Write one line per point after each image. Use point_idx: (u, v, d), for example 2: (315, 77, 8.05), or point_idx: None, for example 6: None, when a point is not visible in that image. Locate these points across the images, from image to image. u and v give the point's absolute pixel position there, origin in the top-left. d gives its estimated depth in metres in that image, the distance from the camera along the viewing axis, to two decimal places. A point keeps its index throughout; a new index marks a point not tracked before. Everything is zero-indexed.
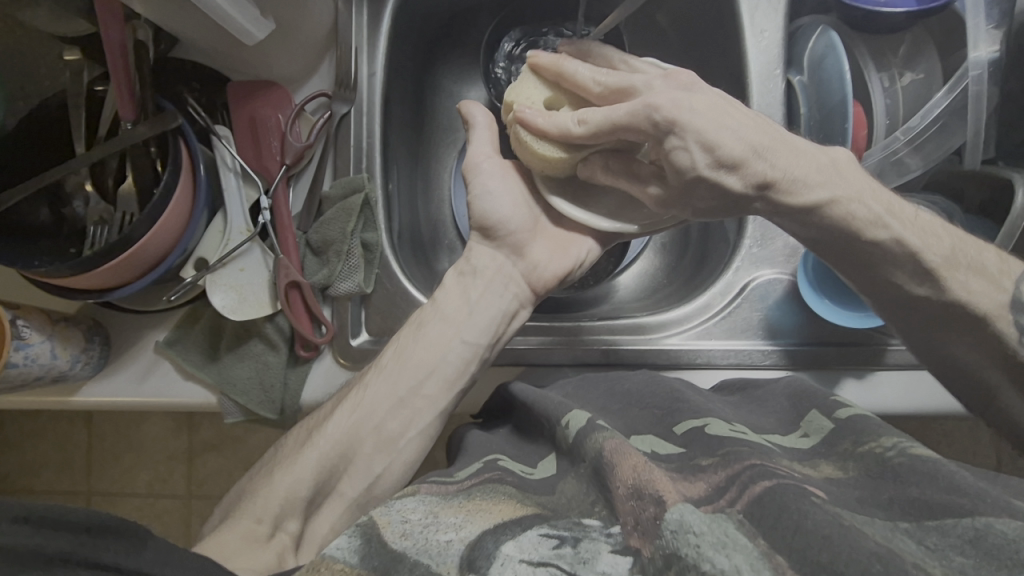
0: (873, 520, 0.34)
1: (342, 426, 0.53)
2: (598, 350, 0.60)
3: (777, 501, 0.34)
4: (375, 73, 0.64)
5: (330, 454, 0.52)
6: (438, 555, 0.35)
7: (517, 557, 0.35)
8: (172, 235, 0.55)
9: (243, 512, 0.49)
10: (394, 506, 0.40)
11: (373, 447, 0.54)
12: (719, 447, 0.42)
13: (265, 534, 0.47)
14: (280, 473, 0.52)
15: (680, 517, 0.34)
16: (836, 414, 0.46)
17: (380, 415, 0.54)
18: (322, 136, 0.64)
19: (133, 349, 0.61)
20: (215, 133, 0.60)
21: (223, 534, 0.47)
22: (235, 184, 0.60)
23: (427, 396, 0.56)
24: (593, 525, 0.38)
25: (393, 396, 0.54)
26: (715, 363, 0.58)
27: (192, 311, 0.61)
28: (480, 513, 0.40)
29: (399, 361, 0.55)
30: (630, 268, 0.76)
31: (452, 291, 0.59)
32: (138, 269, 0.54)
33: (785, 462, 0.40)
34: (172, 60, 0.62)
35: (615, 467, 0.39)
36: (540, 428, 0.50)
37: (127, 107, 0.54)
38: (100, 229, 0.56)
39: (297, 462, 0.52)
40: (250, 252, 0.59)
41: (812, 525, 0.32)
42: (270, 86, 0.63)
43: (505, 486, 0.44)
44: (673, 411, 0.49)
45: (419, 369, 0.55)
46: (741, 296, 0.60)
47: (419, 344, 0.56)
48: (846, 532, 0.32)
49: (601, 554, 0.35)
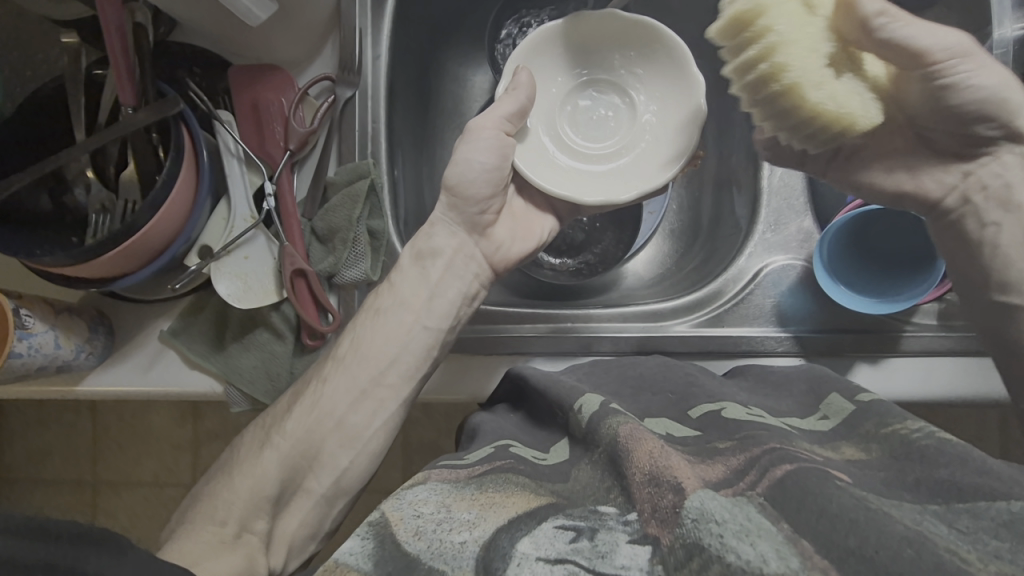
0: (901, 503, 0.34)
1: (301, 423, 0.56)
2: (609, 337, 0.59)
3: (799, 487, 0.34)
4: (381, 57, 0.63)
5: (291, 454, 0.56)
6: (454, 560, 0.35)
7: (533, 555, 0.34)
8: (175, 222, 0.54)
9: (209, 516, 0.54)
10: (405, 498, 0.40)
11: (337, 441, 0.56)
12: (737, 431, 0.42)
13: (231, 536, 0.53)
14: (240, 477, 0.56)
15: (700, 505, 0.34)
16: (858, 397, 0.45)
17: (341, 409, 0.56)
18: (326, 121, 0.63)
19: (138, 338, 0.61)
20: (217, 118, 0.59)
21: (191, 539, 0.53)
22: (238, 169, 0.59)
23: (391, 385, 0.57)
24: (610, 513, 0.38)
25: (353, 389, 0.56)
26: (727, 350, 0.57)
27: (196, 300, 0.61)
28: (494, 508, 0.39)
29: (356, 352, 0.56)
30: (638, 255, 0.75)
31: (408, 278, 0.58)
32: (140, 258, 0.53)
33: (805, 445, 0.40)
34: (173, 44, 0.61)
35: (630, 453, 0.39)
36: (552, 414, 0.50)
37: (127, 93, 0.53)
38: (102, 217, 0.55)
39: (256, 467, 0.56)
40: (254, 240, 0.59)
41: (838, 509, 0.32)
42: (274, 70, 0.61)
43: (518, 475, 0.43)
44: (687, 396, 0.49)
45: (378, 361, 0.57)
46: (753, 282, 0.59)
47: (378, 335, 0.57)
48: (872, 517, 0.31)
49: (619, 545, 0.35)
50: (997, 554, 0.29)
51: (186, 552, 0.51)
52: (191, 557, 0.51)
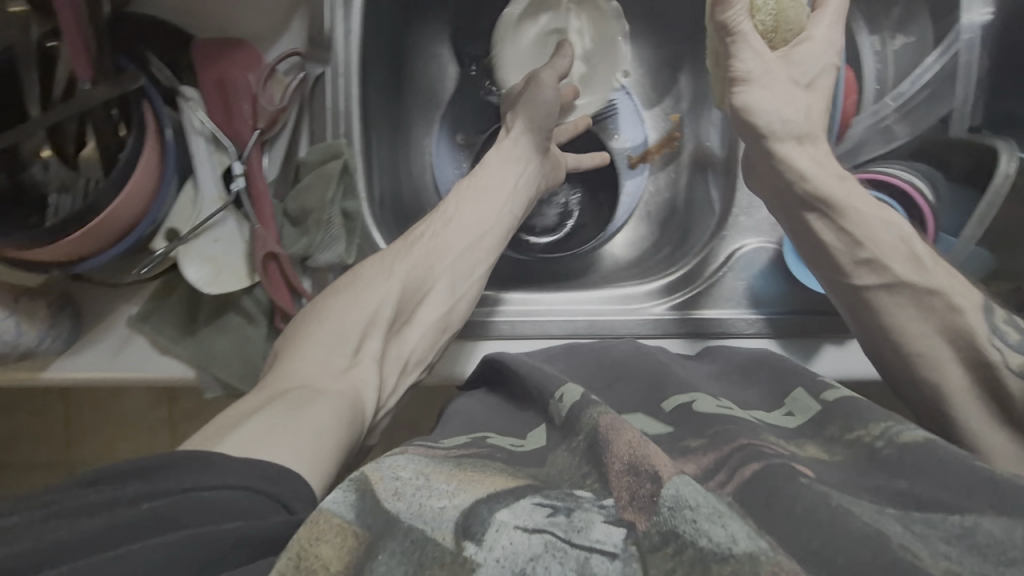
0: (860, 501, 0.35)
1: (406, 273, 0.59)
2: (584, 320, 0.59)
3: (767, 484, 0.35)
4: (352, 31, 0.61)
5: (404, 290, 0.59)
6: (433, 521, 0.35)
7: (512, 522, 0.35)
8: (139, 203, 0.52)
9: (303, 373, 0.51)
10: (385, 463, 0.40)
11: (444, 291, 0.60)
12: (709, 429, 0.43)
13: (345, 365, 0.53)
14: (349, 296, 0.56)
15: (675, 493, 0.34)
16: (823, 396, 0.46)
17: (449, 259, 0.61)
18: (296, 99, 0.61)
19: (105, 323, 0.59)
20: (181, 95, 0.56)
21: (304, 355, 0.53)
22: (205, 149, 0.57)
23: (483, 251, 0.63)
24: (585, 496, 0.38)
25: (461, 245, 0.62)
26: (699, 331, 0.59)
27: (165, 284, 0.59)
28: (472, 483, 0.39)
29: (450, 223, 0.62)
30: (614, 238, 0.75)
31: (496, 166, 0.65)
32: (104, 240, 0.52)
33: (772, 440, 0.41)
34: (133, 15, 0.58)
35: (610, 443, 0.39)
36: (529, 398, 0.51)
37: (82, 66, 0.50)
38: (63, 197, 0.52)
39: (366, 297, 0.56)
40: (224, 222, 0.57)
41: (802, 511, 0.33)
42: (241, 45, 0.59)
43: (495, 462, 0.44)
44: (660, 386, 0.50)
45: (473, 228, 0.63)
46: (726, 265, 0.60)
47: (467, 208, 0.63)
48: (833, 515, 0.33)
49: (594, 522, 0.35)
50: (948, 556, 0.31)
51: (292, 403, 0.47)
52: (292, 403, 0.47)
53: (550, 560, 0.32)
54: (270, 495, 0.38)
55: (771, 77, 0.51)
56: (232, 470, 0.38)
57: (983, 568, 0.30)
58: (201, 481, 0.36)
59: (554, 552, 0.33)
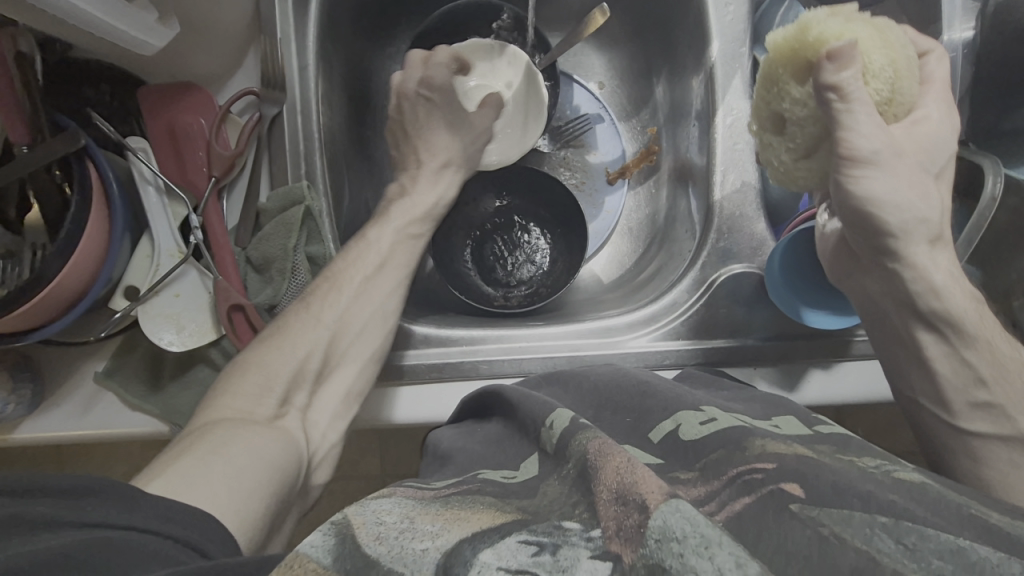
0: (851, 516, 0.30)
1: (333, 297, 0.53)
2: (563, 355, 0.58)
3: (755, 524, 0.31)
4: (308, 66, 0.58)
5: (336, 315, 0.53)
6: (414, 563, 0.31)
7: (494, 564, 0.31)
8: (90, 267, 0.50)
9: (224, 426, 0.45)
10: (369, 507, 0.36)
11: (375, 330, 0.54)
12: (698, 459, 0.39)
13: (269, 416, 0.47)
14: (277, 344, 0.50)
15: (662, 523, 0.30)
16: (815, 426, 0.42)
17: (374, 274, 0.55)
18: (253, 140, 0.58)
19: (71, 383, 0.57)
20: (128, 148, 0.54)
21: (229, 403, 0.46)
22: (157, 201, 0.55)
23: (401, 262, 0.57)
24: (573, 528, 0.34)
25: (388, 261, 0.56)
26: (682, 363, 0.57)
27: (127, 340, 0.57)
28: (458, 522, 0.36)
29: (377, 229, 0.57)
30: (596, 259, 0.74)
31: (423, 185, 0.61)
32: (55, 308, 0.49)
33: (759, 443, 0.38)
34: (75, 61, 0.55)
35: (600, 471, 0.37)
36: (523, 427, 0.48)
37: (20, 132, 0.48)
38: (8, 264, 0.50)
39: (297, 330, 0.51)
40: (185, 276, 0.55)
41: (793, 546, 0.29)
42: (190, 88, 0.57)
43: (485, 496, 0.41)
44: (646, 416, 0.46)
45: (396, 240, 0.57)
46: (708, 292, 0.58)
47: (388, 227, 0.58)
48: (826, 549, 0.29)
49: (580, 560, 0.31)
50: None
51: (203, 467, 0.40)
52: (213, 469, 0.41)
53: None
54: (180, 538, 0.33)
55: (895, 153, 0.42)
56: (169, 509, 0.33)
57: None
58: (149, 520, 0.32)
59: None
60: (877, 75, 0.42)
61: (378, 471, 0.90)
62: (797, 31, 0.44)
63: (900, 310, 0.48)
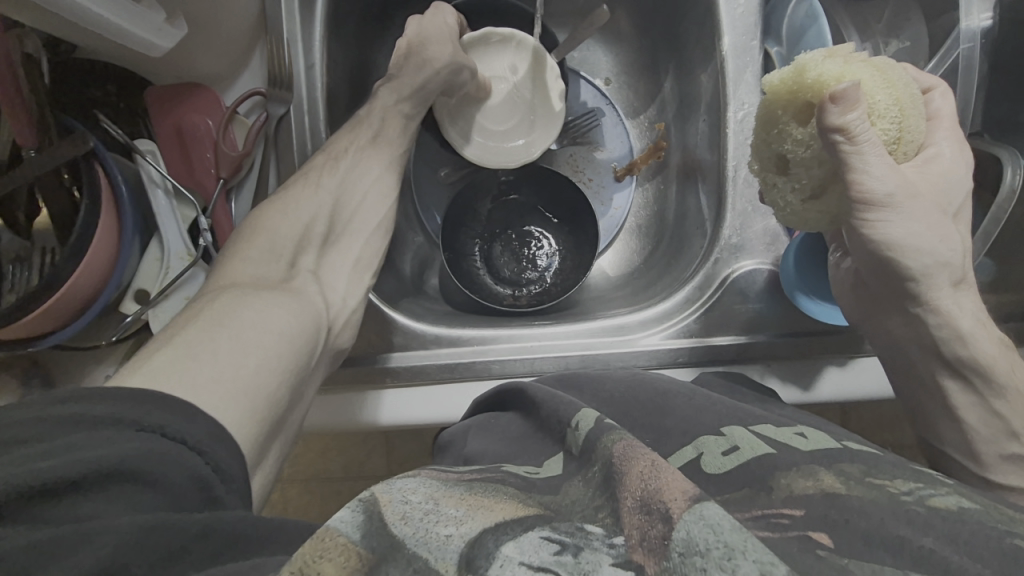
0: (882, 565, 0.29)
1: (334, 174, 0.54)
2: (575, 353, 0.57)
3: (779, 543, 0.30)
4: (314, 65, 0.57)
5: (335, 189, 0.54)
6: (438, 549, 0.29)
7: (517, 559, 0.29)
8: (101, 270, 0.50)
9: (235, 289, 0.45)
10: (394, 486, 0.35)
11: (371, 205, 0.56)
12: (722, 488, 0.37)
13: (281, 278, 0.48)
14: (281, 207, 0.51)
15: (686, 536, 0.30)
16: (843, 441, 0.40)
17: (366, 158, 0.57)
18: (260, 141, 0.58)
19: (80, 388, 0.57)
20: (136, 150, 0.54)
21: (239, 269, 0.47)
22: (165, 203, 0.54)
23: (390, 145, 0.59)
24: (595, 532, 0.34)
25: (375, 143, 0.58)
26: (694, 360, 0.57)
27: (138, 345, 0.56)
28: (480, 510, 0.35)
29: (361, 124, 0.58)
30: (605, 255, 0.73)
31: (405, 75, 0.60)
32: (66, 313, 0.49)
33: (785, 482, 0.36)
34: (79, 61, 0.55)
35: (625, 473, 0.36)
36: (548, 427, 0.47)
37: (26, 134, 0.48)
38: (19, 268, 0.50)
39: (301, 202, 0.52)
40: (194, 278, 0.55)
41: (817, 564, 0.28)
42: (198, 90, 0.56)
43: (506, 487, 0.40)
44: (661, 430, 0.45)
45: (382, 120, 0.59)
46: (721, 288, 0.57)
47: (378, 112, 0.59)
48: (852, 569, 0.28)
49: (602, 566, 0.30)
50: None
51: (223, 322, 0.41)
52: (236, 321, 0.41)
53: None
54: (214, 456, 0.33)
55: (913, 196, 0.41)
56: (216, 428, 0.34)
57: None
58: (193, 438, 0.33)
59: None
60: (882, 117, 0.41)
61: (387, 469, 0.90)
62: (793, 73, 0.44)
63: (923, 353, 0.48)
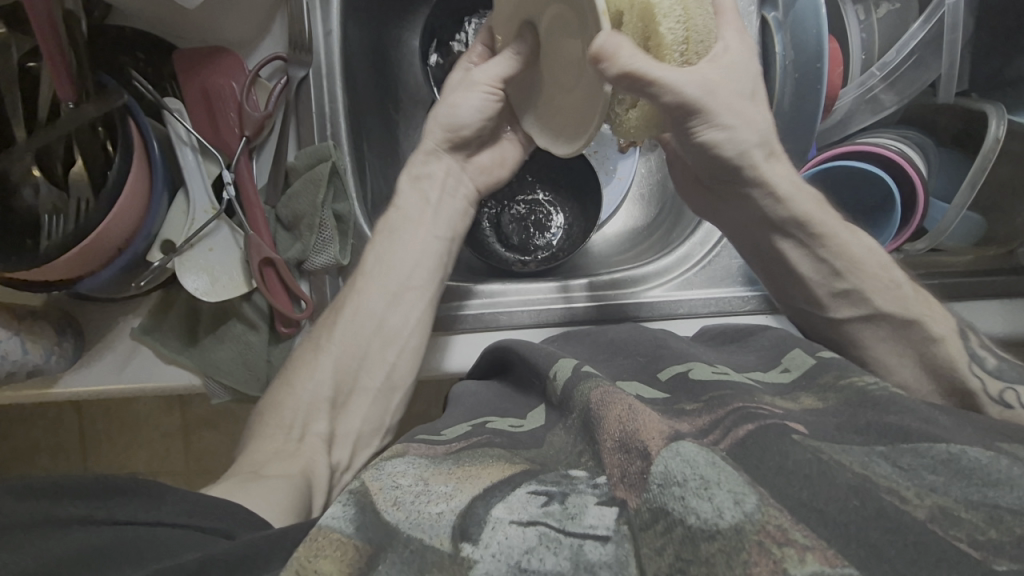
0: (850, 447, 0.35)
1: (347, 330, 0.59)
2: (579, 306, 0.60)
3: (759, 443, 0.34)
4: (332, 32, 0.61)
5: (344, 359, 0.59)
6: (431, 528, 0.32)
7: (507, 519, 0.33)
8: (133, 218, 0.52)
9: (269, 424, 0.56)
10: (383, 470, 0.38)
11: (379, 345, 0.60)
12: (703, 394, 0.42)
13: (297, 438, 0.56)
14: (297, 389, 0.58)
15: (664, 469, 0.32)
16: (819, 353, 0.46)
17: (379, 314, 0.59)
18: (281, 103, 0.61)
19: (108, 338, 0.59)
20: (166, 107, 0.57)
21: (261, 448, 0.54)
22: (193, 159, 0.57)
23: (416, 289, 0.60)
24: (580, 476, 0.37)
25: (386, 291, 0.60)
26: (696, 311, 0.59)
27: (164, 296, 0.59)
28: (470, 480, 0.37)
29: (381, 263, 0.60)
30: (609, 224, 0.76)
31: (411, 196, 0.63)
32: (101, 258, 0.52)
33: (767, 399, 0.40)
34: (110, 28, 0.58)
35: (603, 419, 0.38)
36: (532, 381, 0.51)
37: (65, 88, 0.51)
38: (55, 219, 0.53)
39: (312, 371, 0.58)
40: (218, 231, 0.58)
41: (794, 466, 0.32)
42: (222, 52, 0.59)
43: (493, 449, 0.42)
44: (658, 359, 0.49)
45: (404, 270, 0.60)
46: (719, 244, 0.61)
47: (397, 247, 0.61)
48: (824, 470, 0.32)
49: (588, 507, 0.33)
50: (934, 488, 0.31)
51: (258, 458, 0.53)
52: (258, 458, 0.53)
53: (544, 552, 0.30)
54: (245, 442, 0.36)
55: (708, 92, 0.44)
56: (190, 505, 0.36)
57: (964, 495, 0.31)
58: (172, 515, 0.35)
59: (549, 544, 0.31)
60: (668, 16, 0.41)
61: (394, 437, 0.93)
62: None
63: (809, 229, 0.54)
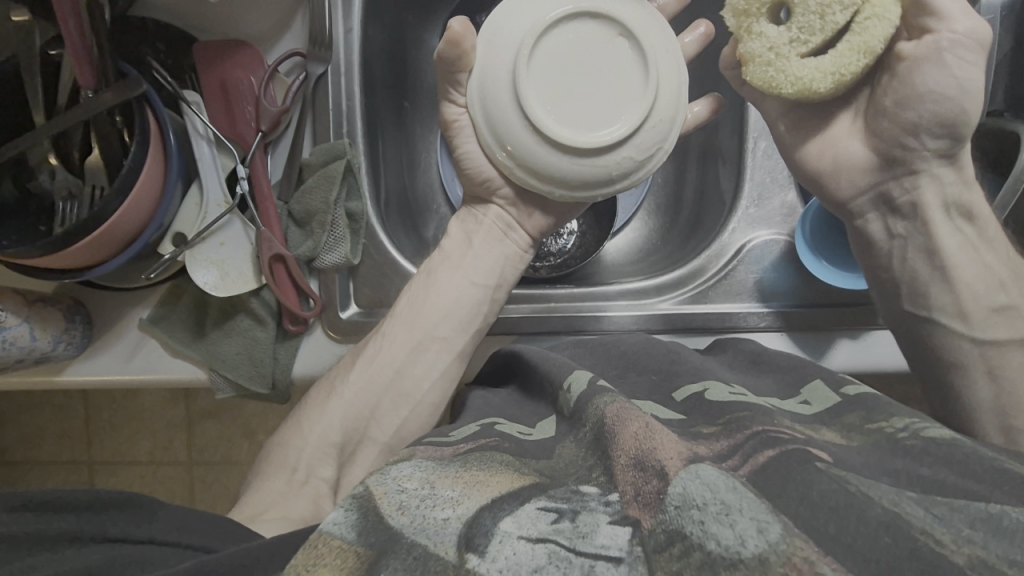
0: (878, 483, 0.32)
1: (363, 374, 0.54)
2: (591, 315, 0.59)
3: (782, 474, 0.32)
4: (353, 30, 0.60)
5: (357, 405, 0.54)
6: (436, 534, 0.31)
7: (516, 533, 0.31)
8: (146, 209, 0.52)
9: (279, 465, 0.53)
10: (389, 473, 0.36)
11: (395, 394, 0.55)
12: (722, 416, 0.40)
13: (301, 480, 0.52)
14: (308, 426, 0.54)
15: (683, 491, 0.31)
16: (843, 388, 0.43)
17: (399, 361, 0.55)
18: (299, 99, 0.61)
19: (115, 328, 0.59)
20: (184, 99, 0.57)
21: (263, 491, 0.51)
22: (209, 152, 0.57)
23: (443, 339, 0.57)
24: (591, 492, 0.35)
25: (410, 340, 0.56)
26: (710, 326, 0.59)
27: (174, 287, 0.59)
28: (478, 487, 0.36)
29: (412, 307, 0.56)
30: (625, 230, 0.74)
31: (457, 239, 0.60)
32: (114, 245, 0.52)
33: (788, 423, 0.37)
34: (133, 18, 0.59)
35: (617, 436, 0.36)
36: (542, 389, 0.49)
37: (87, 75, 0.51)
38: (70, 205, 0.54)
39: (322, 412, 0.54)
40: (230, 225, 0.57)
41: (818, 496, 0.30)
42: (242, 46, 0.59)
43: (502, 454, 0.40)
44: (672, 377, 0.48)
45: (433, 313, 0.57)
46: (736, 258, 0.60)
47: (432, 292, 0.57)
48: (852, 501, 0.30)
49: (599, 526, 0.32)
50: (971, 539, 0.28)
51: (259, 500, 0.49)
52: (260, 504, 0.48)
53: (553, 572, 0.29)
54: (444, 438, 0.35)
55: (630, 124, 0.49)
56: (178, 523, 0.36)
57: (1007, 554, 0.28)
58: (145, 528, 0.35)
59: (557, 563, 0.29)
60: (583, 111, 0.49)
61: None
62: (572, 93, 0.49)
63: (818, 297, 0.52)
